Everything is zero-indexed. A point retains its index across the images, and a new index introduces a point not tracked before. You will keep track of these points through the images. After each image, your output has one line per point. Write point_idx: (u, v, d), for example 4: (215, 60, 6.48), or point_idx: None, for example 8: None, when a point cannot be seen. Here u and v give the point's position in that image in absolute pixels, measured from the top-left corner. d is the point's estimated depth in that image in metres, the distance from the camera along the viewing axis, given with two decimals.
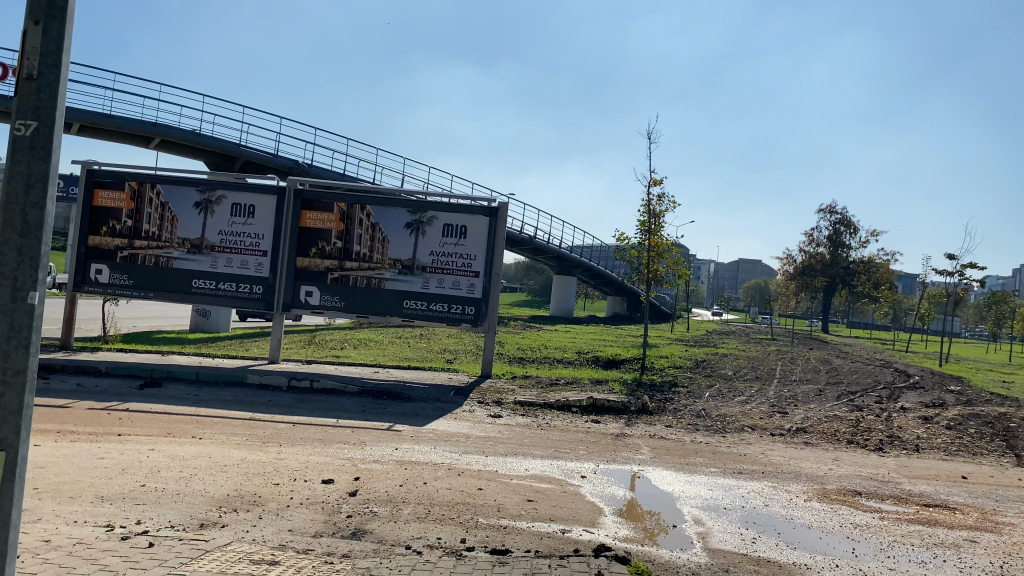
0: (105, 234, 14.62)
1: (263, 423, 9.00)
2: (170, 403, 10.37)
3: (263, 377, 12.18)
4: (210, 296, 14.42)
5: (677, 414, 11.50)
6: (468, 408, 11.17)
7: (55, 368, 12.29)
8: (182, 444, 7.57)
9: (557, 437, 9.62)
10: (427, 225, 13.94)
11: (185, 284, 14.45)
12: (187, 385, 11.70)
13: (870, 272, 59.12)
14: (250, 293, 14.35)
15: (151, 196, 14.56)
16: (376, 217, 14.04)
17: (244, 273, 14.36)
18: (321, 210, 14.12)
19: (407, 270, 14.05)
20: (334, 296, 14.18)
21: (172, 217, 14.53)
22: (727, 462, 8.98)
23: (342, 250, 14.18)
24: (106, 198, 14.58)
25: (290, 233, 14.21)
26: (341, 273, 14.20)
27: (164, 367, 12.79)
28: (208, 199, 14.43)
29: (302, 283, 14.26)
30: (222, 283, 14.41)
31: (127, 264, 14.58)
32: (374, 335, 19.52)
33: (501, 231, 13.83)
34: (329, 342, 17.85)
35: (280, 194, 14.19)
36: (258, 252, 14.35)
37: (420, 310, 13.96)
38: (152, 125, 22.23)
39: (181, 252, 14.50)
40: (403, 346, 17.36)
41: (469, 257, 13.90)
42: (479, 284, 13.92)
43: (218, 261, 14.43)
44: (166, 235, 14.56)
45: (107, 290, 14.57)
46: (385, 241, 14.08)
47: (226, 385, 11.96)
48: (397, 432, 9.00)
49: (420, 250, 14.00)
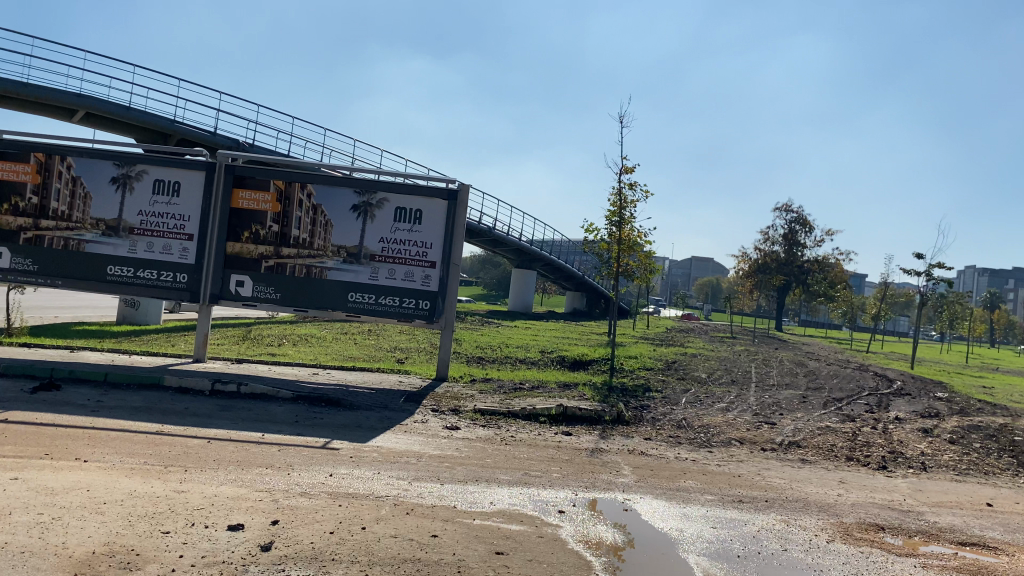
0: (7, 213, 12.81)
1: (171, 440, 7.43)
2: (64, 411, 8.71)
3: (183, 380, 10.56)
4: (127, 286, 12.68)
5: (657, 426, 10.20)
6: (420, 418, 9.72)
7: None
8: (57, 471, 5.99)
9: (524, 455, 8.21)
10: (377, 208, 12.41)
11: (98, 271, 12.69)
12: (91, 388, 10.03)
13: (824, 272, 58.92)
14: (173, 282, 12.65)
15: (60, 169, 12.76)
16: (319, 198, 12.48)
17: (167, 260, 12.66)
18: (256, 189, 12.51)
19: (353, 259, 12.50)
20: (269, 287, 12.59)
21: (85, 194, 12.77)
22: (724, 486, 7.67)
23: (279, 235, 12.59)
24: (7, 171, 12.74)
25: (220, 215, 12.58)
26: (278, 261, 12.61)
27: (68, 366, 11.08)
28: (127, 174, 12.69)
29: (232, 272, 12.65)
30: (141, 271, 12.68)
31: (32, 247, 12.77)
32: (317, 330, 17.91)
33: (460, 216, 12.37)
34: (267, 338, 16.19)
35: (209, 170, 12.53)
36: (184, 236, 12.65)
37: (367, 304, 12.44)
38: (76, 97, 20.28)
39: (94, 235, 12.73)
40: (349, 344, 15.81)
41: (424, 246, 12.42)
42: (434, 275, 12.44)
43: (137, 245, 12.70)
44: (78, 215, 12.78)
45: (6, 276, 12.73)
46: (328, 225, 12.53)
47: (138, 388, 10.30)
48: (334, 451, 7.51)
49: (368, 236, 12.48)
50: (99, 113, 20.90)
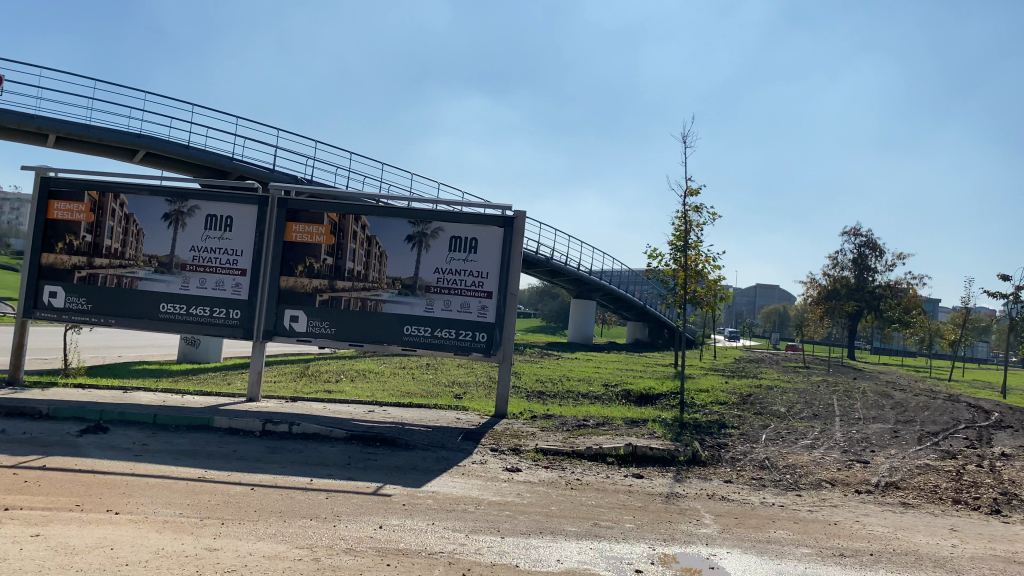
0: (61, 252, 12.68)
1: (212, 487, 6.90)
2: (107, 454, 8.28)
3: (233, 420, 10.09)
4: (180, 323, 12.35)
5: (737, 466, 9.35)
6: (479, 459, 9.05)
7: None
8: (84, 525, 5.48)
9: (593, 502, 7.46)
10: (432, 237, 11.91)
11: (151, 308, 12.40)
12: (139, 429, 9.62)
13: (898, 297, 56.60)
14: (226, 319, 12.29)
15: (113, 207, 12.61)
16: (373, 229, 12.03)
17: (220, 296, 12.31)
18: (310, 222, 12.13)
19: (408, 291, 11.97)
20: (323, 321, 12.10)
21: (137, 231, 12.57)
22: (819, 536, 6.80)
23: (334, 268, 12.13)
24: (62, 210, 12.64)
25: (274, 249, 12.19)
26: (332, 294, 12.13)
27: (118, 407, 10.73)
28: (179, 210, 12.46)
29: (286, 306, 12.19)
30: (193, 307, 12.34)
31: (86, 286, 12.59)
32: (374, 365, 17.44)
33: (518, 244, 11.79)
34: (324, 374, 15.73)
35: (262, 204, 12.22)
36: (236, 271, 12.32)
37: (423, 337, 11.86)
38: (137, 137, 20.43)
39: (147, 271, 12.48)
40: (406, 379, 15.26)
41: (480, 275, 11.84)
42: (492, 305, 11.82)
43: (190, 281, 12.39)
44: (131, 252, 12.57)
45: (61, 315, 12.55)
46: (383, 256, 12.04)
47: (187, 429, 9.86)
48: (385, 499, 6.88)
49: (423, 267, 11.95)
50: (159, 152, 21.02)
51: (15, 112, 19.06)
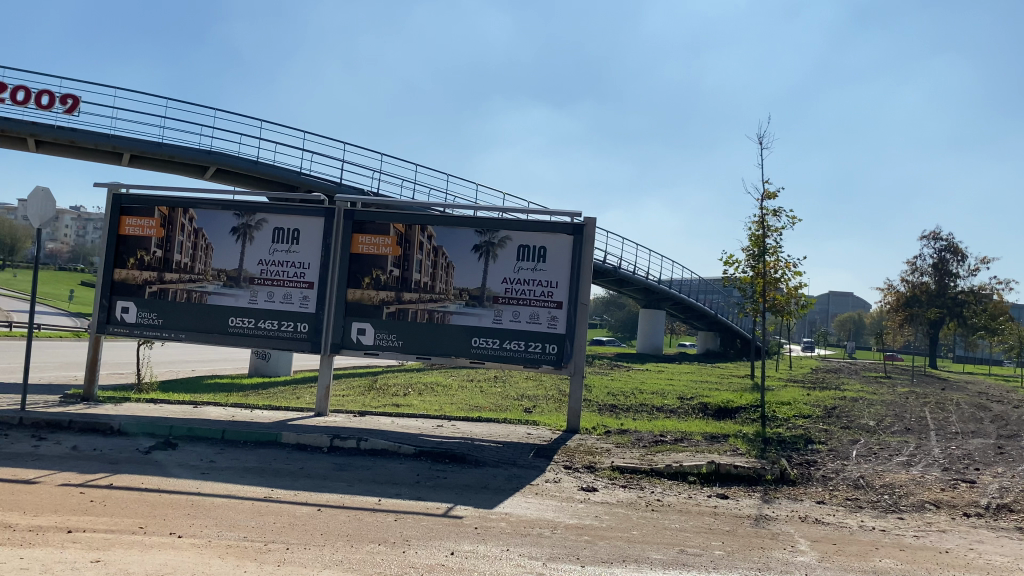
0: (132, 267, 12.73)
1: (278, 508, 6.64)
2: (174, 470, 8.12)
3: (301, 436, 9.85)
4: (248, 337, 12.24)
5: (829, 486, 8.73)
6: (553, 478, 8.64)
7: (61, 425, 10.29)
8: (146, 549, 5.25)
9: (676, 525, 6.97)
10: (499, 247, 11.57)
11: (221, 323, 12.34)
12: (207, 446, 9.49)
13: (983, 303, 54.08)
14: (294, 332, 12.14)
15: (183, 222, 12.64)
16: (439, 240, 11.76)
17: (287, 309, 12.18)
18: (376, 233, 11.93)
19: (475, 302, 11.63)
20: (391, 334, 11.84)
21: (206, 246, 12.55)
22: (929, 565, 6.19)
23: (400, 279, 11.89)
24: (133, 226, 12.72)
25: (341, 261, 12.02)
26: (400, 306, 11.87)
27: (187, 423, 10.64)
28: (247, 224, 12.40)
29: (353, 319, 11.98)
30: (262, 321, 12.23)
31: (156, 301, 12.61)
32: (442, 378, 17.19)
33: (588, 252, 11.36)
34: (392, 388, 15.51)
35: (329, 216, 12.08)
36: (304, 284, 12.18)
37: (491, 349, 11.49)
38: (208, 154, 20.70)
39: (216, 286, 12.43)
40: (474, 393, 14.94)
41: (549, 285, 11.44)
42: (562, 316, 11.39)
43: (258, 295, 12.29)
44: (200, 266, 12.56)
45: (133, 331, 12.58)
46: (450, 267, 11.74)
47: (255, 445, 9.68)
48: (457, 521, 6.53)
49: (490, 277, 11.61)
50: (229, 168, 21.26)
51: (91, 132, 19.49)
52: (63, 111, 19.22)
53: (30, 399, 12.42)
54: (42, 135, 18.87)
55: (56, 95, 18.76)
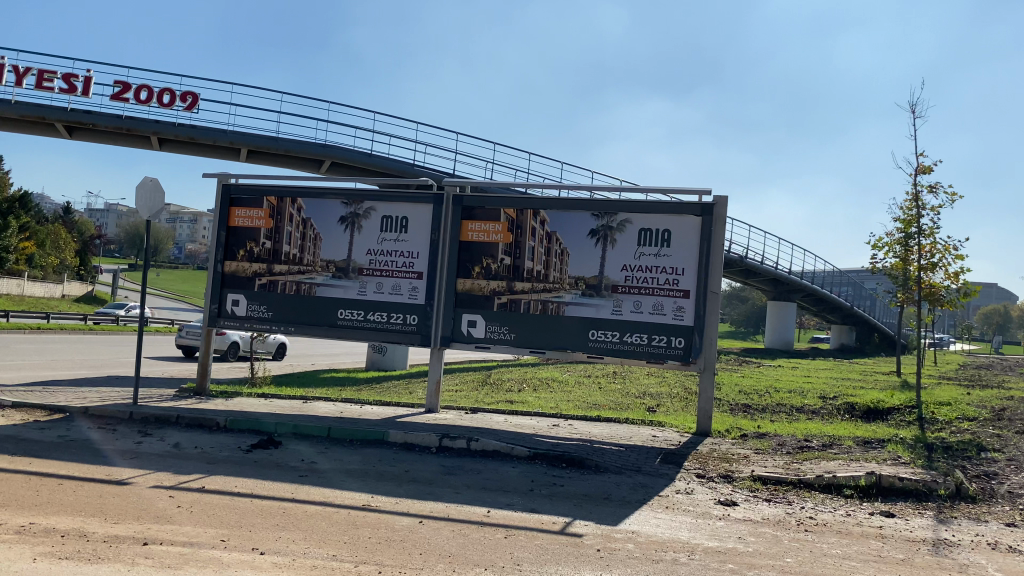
0: (243, 259, 12.43)
1: (376, 520, 5.93)
2: (274, 470, 7.57)
3: (409, 435, 9.08)
4: (357, 330, 11.64)
5: (1019, 505, 7.32)
6: (685, 489, 7.63)
7: (169, 421, 10.02)
8: (223, 568, 4.62)
9: (838, 552, 5.85)
10: (618, 231, 10.51)
11: (330, 315, 11.79)
12: (311, 445, 8.94)
13: None
14: (403, 325, 11.47)
15: (292, 212, 12.22)
16: (553, 225, 10.82)
17: (396, 301, 11.52)
18: (486, 219, 11.14)
19: (592, 292, 10.59)
20: (502, 327, 10.97)
21: (314, 236, 12.06)
22: None
23: (512, 268, 11.02)
24: (243, 217, 12.41)
25: (450, 249, 11.28)
26: (511, 297, 11.00)
27: (294, 419, 10.16)
28: (355, 213, 11.83)
29: (463, 311, 11.19)
30: (371, 313, 11.59)
31: (266, 293, 12.22)
32: (559, 374, 16.28)
33: (719, 235, 10.15)
34: (506, 383, 14.73)
35: (437, 202, 11.38)
36: (413, 274, 11.51)
37: (611, 344, 10.44)
38: (322, 146, 20.55)
39: (325, 277, 11.89)
40: (594, 390, 13.97)
41: (675, 272, 10.28)
42: (689, 306, 10.21)
43: (367, 286, 11.67)
44: (309, 257, 12.07)
45: (244, 324, 12.25)
46: (564, 253, 10.77)
47: (360, 444, 9.06)
48: (577, 541, 5.63)
49: (609, 265, 10.55)
50: (343, 161, 21.06)
51: (209, 128, 19.68)
52: (183, 108, 19.52)
53: (146, 394, 12.34)
54: (164, 132, 19.18)
55: (176, 91, 19.05)
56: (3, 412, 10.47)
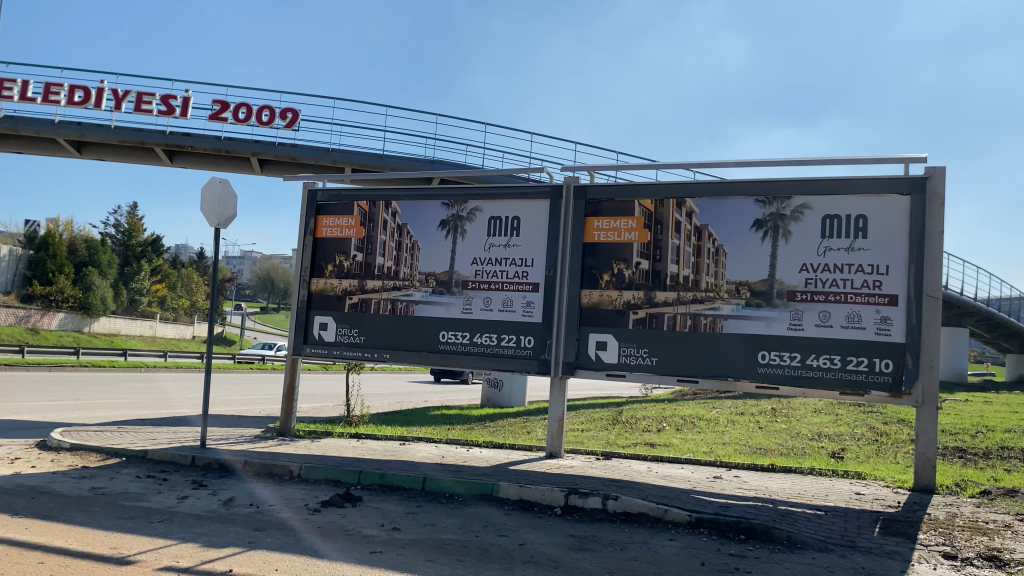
0: (331, 275, 10.58)
1: None
2: (339, 541, 5.48)
3: (526, 491, 6.84)
4: (461, 357, 9.50)
5: None
6: None
7: (235, 469, 8.17)
8: None
9: None
10: (793, 220, 8.03)
11: (428, 338, 9.73)
12: (400, 503, 6.82)
13: None
14: (517, 349, 9.24)
15: (385, 218, 10.32)
16: (704, 217, 8.42)
17: (508, 319, 9.33)
18: (617, 214, 8.84)
19: (761, 301, 8.09)
20: (641, 349, 8.57)
21: (411, 245, 10.10)
22: None
23: (651, 274, 8.65)
24: (331, 226, 10.64)
25: (572, 252, 9.03)
26: (652, 311, 8.61)
27: (384, 464, 8.10)
28: (458, 215, 9.83)
29: (589, 329, 8.87)
30: (478, 336, 9.46)
31: (356, 314, 10.30)
32: (705, 410, 13.65)
33: (936, 219, 7.52)
34: (643, 422, 12.26)
35: (555, 196, 9.20)
36: (526, 285, 9.31)
37: (789, 368, 7.90)
38: (429, 162, 18.84)
39: (423, 293, 9.88)
40: (755, 432, 11.32)
41: (875, 270, 7.68)
42: (897, 317, 7.58)
43: (473, 302, 9.56)
44: (404, 270, 10.10)
45: (332, 351, 10.30)
46: (720, 252, 8.33)
47: (464, 502, 6.86)
48: None
49: (783, 265, 8.04)
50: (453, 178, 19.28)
51: (311, 147, 18.38)
52: (284, 127, 18.37)
53: (225, 436, 10.64)
54: (263, 152, 17.99)
55: (276, 110, 18.01)
56: (54, 457, 8.93)
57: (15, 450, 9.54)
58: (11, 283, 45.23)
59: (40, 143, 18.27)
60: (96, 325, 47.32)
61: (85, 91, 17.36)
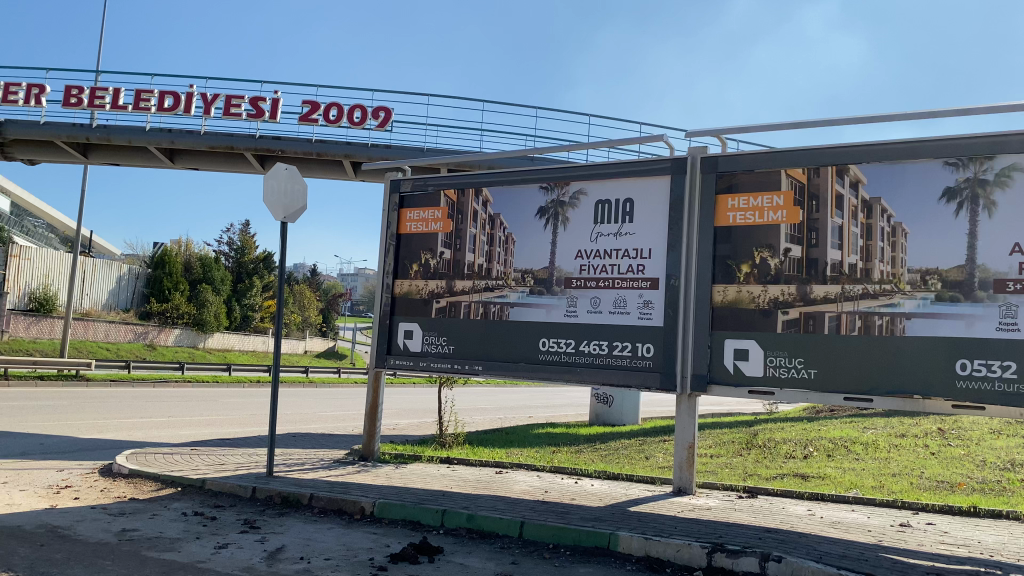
0: (416, 276, 9.22)
1: None
2: None
3: (654, 544, 5.20)
4: (566, 369, 7.92)
5: None
6: None
7: (298, 506, 6.85)
8: None
9: None
10: (997, 187, 6.11)
11: (527, 347, 8.22)
12: (489, 558, 5.29)
13: None
14: (633, 359, 7.57)
15: (475, 208, 8.89)
16: (875, 188, 6.61)
17: (621, 322, 7.69)
18: (757, 190, 7.10)
19: (956, 294, 6.20)
20: (793, 358, 6.78)
21: (505, 238, 8.64)
22: None
23: (805, 263, 6.87)
24: (415, 220, 9.31)
25: (701, 239, 7.31)
26: (807, 310, 6.81)
27: (473, 501, 6.60)
28: (559, 200, 8.30)
29: (724, 335, 7.14)
30: (585, 343, 7.87)
31: (444, 320, 8.89)
32: (857, 432, 11.55)
33: None
34: (783, 447, 10.35)
35: (677, 171, 7.53)
36: (642, 281, 7.64)
37: (1000, 383, 5.96)
38: (530, 158, 17.39)
39: (519, 294, 8.40)
40: (929, 460, 9.25)
41: None
42: None
43: (579, 304, 7.98)
44: (498, 268, 8.65)
45: (418, 363, 8.92)
46: (898, 231, 6.51)
47: (572, 558, 5.26)
48: None
49: (985, 246, 6.13)
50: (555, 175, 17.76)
51: (405, 147, 17.26)
52: (376, 126, 17.35)
53: (302, 460, 9.41)
54: (355, 154, 17.00)
55: (368, 109, 17.01)
56: (107, 487, 7.87)
57: (72, 477, 8.56)
58: (130, 300, 46.47)
59: (134, 153, 17.91)
60: (209, 340, 48.12)
61: (175, 96, 16.89)
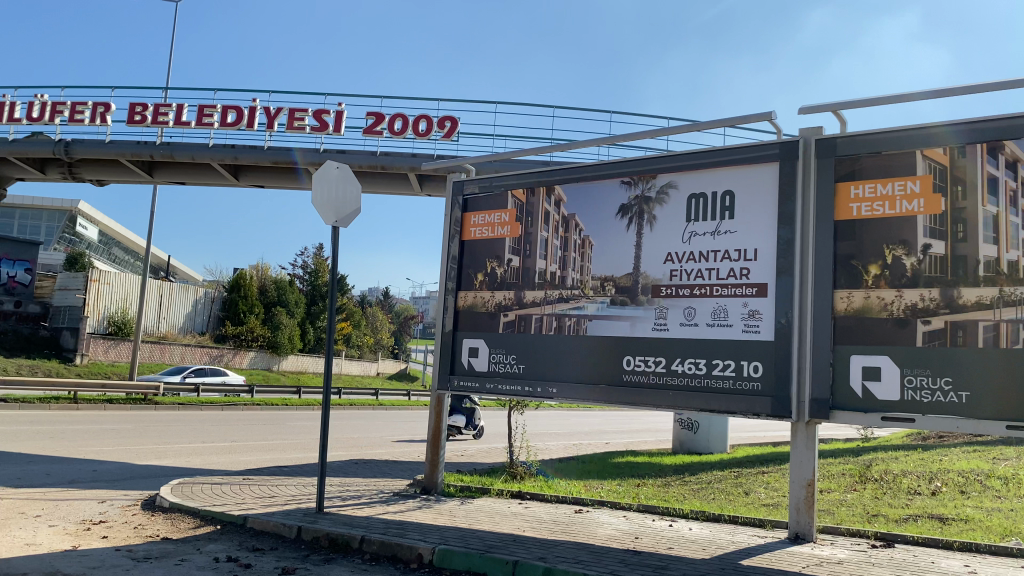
0: (482, 287, 8.28)
1: None
2: None
3: None
4: (655, 392, 6.81)
5: None
6: None
7: (347, 550, 5.92)
8: None
9: None
10: None
11: (609, 366, 7.16)
12: None
13: None
14: (736, 381, 6.42)
15: (547, 209, 7.92)
16: None
17: (721, 336, 6.56)
18: (887, 176, 5.93)
19: None
20: (939, 378, 5.55)
21: (582, 241, 7.64)
22: None
23: (950, 262, 5.65)
24: (480, 225, 8.38)
25: (817, 235, 6.16)
26: (955, 319, 5.57)
27: (549, 549, 5.55)
28: (644, 196, 7.26)
29: (850, 350, 5.96)
30: (678, 362, 6.75)
31: (513, 336, 7.91)
32: (988, 464, 10.06)
33: None
34: (904, 481, 8.98)
35: (786, 156, 6.41)
36: (746, 287, 6.50)
37: None
38: None
39: (599, 305, 7.36)
40: None
41: None
42: None
43: (670, 316, 6.88)
44: (574, 276, 7.65)
45: (484, 385, 7.94)
46: None
47: None
48: None
49: None
50: None
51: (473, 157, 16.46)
52: (442, 137, 16.60)
53: (360, 493, 8.51)
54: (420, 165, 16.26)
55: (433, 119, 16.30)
56: (143, 523, 7.10)
57: (110, 511, 7.84)
58: (206, 324, 46.95)
59: (198, 170, 17.56)
60: (283, 363, 48.28)
61: (237, 110, 16.47)
